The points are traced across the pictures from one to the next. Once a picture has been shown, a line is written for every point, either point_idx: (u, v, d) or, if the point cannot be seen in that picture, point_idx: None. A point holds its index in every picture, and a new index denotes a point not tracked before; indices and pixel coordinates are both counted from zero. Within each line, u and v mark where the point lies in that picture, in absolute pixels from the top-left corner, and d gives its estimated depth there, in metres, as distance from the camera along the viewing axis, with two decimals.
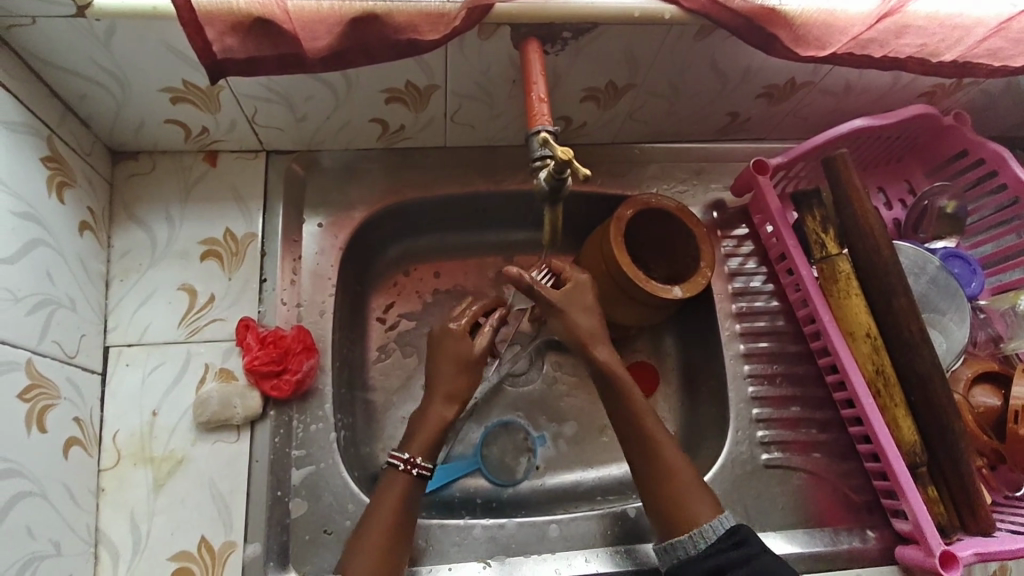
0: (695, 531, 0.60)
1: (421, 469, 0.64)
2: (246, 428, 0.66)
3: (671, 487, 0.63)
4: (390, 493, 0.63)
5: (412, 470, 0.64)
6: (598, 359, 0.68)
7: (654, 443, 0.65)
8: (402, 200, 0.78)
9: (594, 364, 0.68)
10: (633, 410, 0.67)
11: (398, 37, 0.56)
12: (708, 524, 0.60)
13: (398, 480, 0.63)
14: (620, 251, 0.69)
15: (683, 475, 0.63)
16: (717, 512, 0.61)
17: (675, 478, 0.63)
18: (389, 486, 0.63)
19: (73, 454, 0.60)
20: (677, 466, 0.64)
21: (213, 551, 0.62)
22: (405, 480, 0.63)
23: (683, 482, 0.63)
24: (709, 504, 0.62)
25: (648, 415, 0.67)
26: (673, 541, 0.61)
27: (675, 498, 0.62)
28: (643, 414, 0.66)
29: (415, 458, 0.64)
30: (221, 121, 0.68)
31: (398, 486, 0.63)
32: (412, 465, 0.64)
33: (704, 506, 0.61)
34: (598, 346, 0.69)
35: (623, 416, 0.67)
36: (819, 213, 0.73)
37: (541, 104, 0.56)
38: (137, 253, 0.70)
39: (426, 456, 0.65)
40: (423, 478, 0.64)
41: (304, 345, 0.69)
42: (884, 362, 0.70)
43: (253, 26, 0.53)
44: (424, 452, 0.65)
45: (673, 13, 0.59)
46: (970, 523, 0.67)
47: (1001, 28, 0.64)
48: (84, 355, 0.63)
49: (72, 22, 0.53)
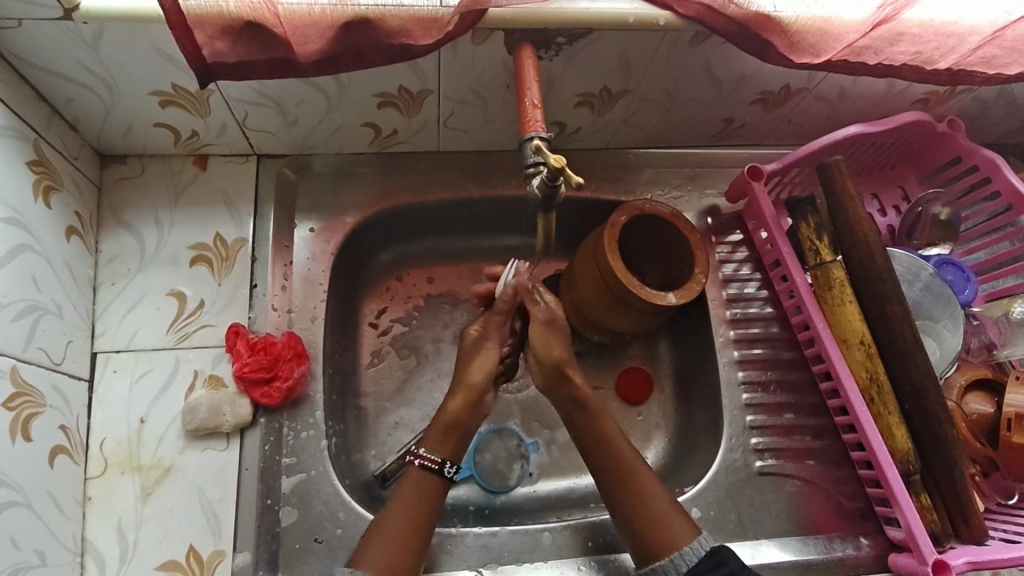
0: (675, 555, 0.60)
1: (424, 460, 0.65)
2: (235, 436, 0.66)
3: (647, 512, 0.63)
4: (400, 500, 0.63)
5: (416, 461, 0.65)
6: (574, 385, 0.68)
7: (624, 467, 0.65)
8: (394, 205, 0.77)
9: (569, 386, 0.68)
10: (605, 426, 0.68)
11: (390, 42, 0.56)
12: (688, 546, 0.61)
13: (409, 487, 0.64)
14: (614, 257, 0.68)
15: (658, 497, 0.64)
16: (696, 533, 0.62)
17: (647, 502, 0.63)
18: (400, 498, 0.63)
19: (59, 462, 0.59)
20: (652, 489, 0.64)
21: (201, 560, 0.61)
22: (413, 471, 0.65)
23: (659, 508, 0.63)
24: (687, 526, 0.62)
25: (616, 437, 0.67)
26: (653, 565, 0.61)
27: (652, 521, 0.62)
28: (616, 443, 0.67)
29: (418, 450, 0.66)
30: (212, 125, 0.68)
31: (409, 493, 0.63)
32: (416, 456, 0.65)
33: (683, 529, 0.62)
34: (572, 371, 0.68)
35: (591, 441, 0.67)
36: (814, 220, 0.73)
37: (535, 110, 0.55)
38: (125, 258, 0.69)
39: (431, 448, 0.66)
40: (431, 471, 0.65)
41: (294, 352, 0.68)
42: (877, 369, 0.70)
43: (243, 31, 0.53)
44: (430, 444, 0.66)
45: (667, 18, 0.59)
46: (963, 531, 0.66)
47: (996, 36, 0.63)
48: (71, 362, 0.62)
49: (60, 25, 0.52)
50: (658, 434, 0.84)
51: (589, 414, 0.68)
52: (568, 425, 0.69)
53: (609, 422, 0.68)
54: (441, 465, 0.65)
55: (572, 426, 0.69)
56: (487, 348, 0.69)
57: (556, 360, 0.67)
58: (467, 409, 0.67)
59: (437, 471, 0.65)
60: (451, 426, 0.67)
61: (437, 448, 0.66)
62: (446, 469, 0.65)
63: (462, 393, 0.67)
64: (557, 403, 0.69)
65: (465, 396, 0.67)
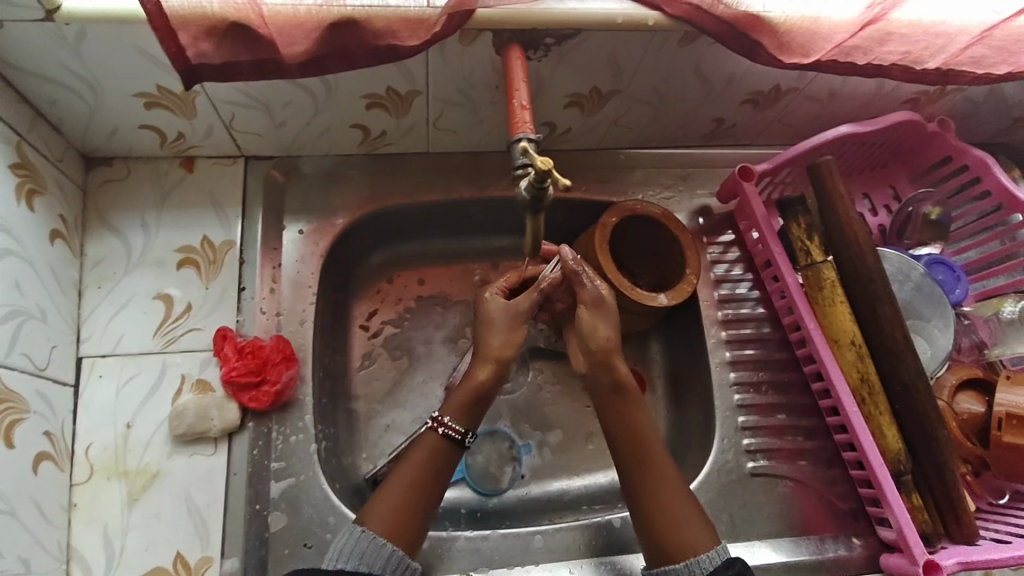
0: (691, 560, 0.58)
1: (448, 429, 0.63)
2: (223, 440, 0.65)
3: (663, 513, 0.61)
4: (395, 487, 0.60)
5: (438, 428, 0.64)
6: (617, 373, 0.66)
7: (648, 461, 0.64)
8: (384, 207, 0.77)
9: (614, 375, 0.66)
10: (632, 424, 0.66)
11: (377, 42, 0.55)
12: (705, 553, 0.58)
13: (406, 475, 0.61)
14: (603, 258, 0.69)
15: (677, 500, 0.62)
16: (715, 543, 0.60)
17: (664, 503, 0.62)
18: (406, 463, 0.62)
19: (43, 469, 0.58)
20: (674, 492, 0.62)
21: (189, 566, 0.61)
22: (433, 439, 0.63)
23: (677, 508, 0.61)
24: (706, 535, 0.60)
25: (649, 435, 0.66)
26: (666, 567, 0.59)
27: (669, 525, 0.60)
28: (643, 439, 0.65)
29: (444, 418, 0.64)
30: (198, 127, 0.67)
31: (405, 480, 0.61)
32: (439, 424, 0.63)
33: (700, 537, 0.60)
34: (618, 359, 0.66)
35: (618, 435, 0.66)
36: (805, 221, 0.74)
37: (523, 111, 0.55)
38: (111, 261, 0.68)
39: (454, 417, 0.64)
40: (450, 440, 0.63)
41: (283, 355, 0.67)
42: (868, 369, 0.70)
43: (228, 32, 0.52)
44: (455, 413, 0.64)
45: (656, 19, 0.59)
46: (955, 531, 0.66)
47: (984, 36, 0.63)
48: (56, 367, 0.62)
49: (41, 26, 0.51)
50: None
51: (620, 411, 0.66)
52: (604, 419, 0.67)
53: (642, 416, 0.66)
54: (462, 437, 0.64)
55: (602, 419, 0.67)
56: (514, 327, 0.66)
57: (605, 349, 0.66)
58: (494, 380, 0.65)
59: (458, 442, 0.64)
60: (474, 398, 0.65)
61: (460, 417, 0.64)
62: (466, 441, 0.64)
63: (489, 365, 0.65)
64: (592, 390, 0.68)
65: (492, 369, 0.65)
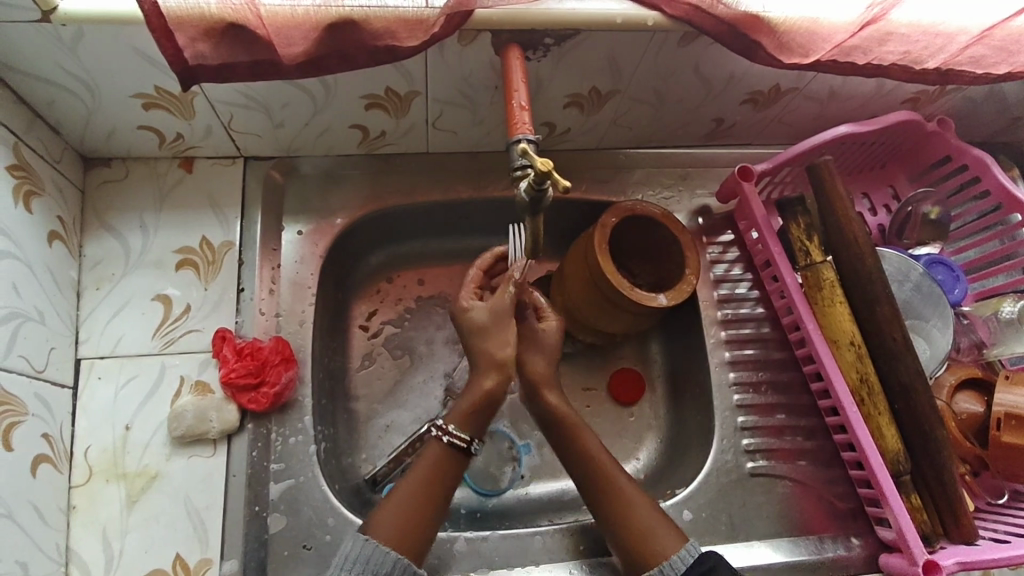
0: (663, 564, 0.58)
1: (452, 437, 0.63)
2: (222, 442, 0.65)
3: (632, 525, 0.61)
4: (400, 498, 0.60)
5: (442, 437, 0.63)
6: (547, 404, 0.67)
7: (604, 474, 0.64)
8: (383, 207, 0.77)
9: (544, 407, 0.67)
10: (588, 440, 0.66)
11: (377, 43, 0.55)
12: (675, 555, 0.58)
13: (411, 488, 0.61)
14: (604, 259, 0.67)
15: (642, 509, 0.62)
16: (682, 542, 0.60)
17: (631, 512, 0.62)
18: (411, 475, 0.62)
19: (42, 471, 0.58)
20: (638, 501, 0.63)
21: (188, 568, 0.61)
22: (438, 448, 0.63)
23: (645, 517, 0.61)
24: (675, 536, 0.60)
25: (598, 450, 0.66)
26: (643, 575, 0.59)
27: (638, 533, 0.61)
28: (597, 458, 0.65)
29: (448, 426, 0.63)
30: (196, 128, 0.67)
31: (411, 495, 0.60)
32: (443, 432, 0.63)
33: (670, 539, 0.60)
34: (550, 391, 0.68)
35: (574, 455, 0.66)
36: (804, 220, 0.73)
37: (522, 112, 0.55)
38: (109, 262, 0.68)
39: (459, 425, 0.64)
40: (455, 448, 0.63)
41: (282, 357, 0.67)
42: (868, 370, 0.69)
43: (226, 32, 0.52)
44: (459, 420, 0.64)
45: (656, 19, 0.59)
46: (953, 531, 0.66)
47: (984, 36, 0.63)
48: (54, 369, 0.61)
49: (38, 27, 0.51)
50: (650, 435, 0.84)
51: (568, 433, 0.67)
52: (553, 443, 0.68)
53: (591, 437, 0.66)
54: (468, 444, 0.63)
55: (556, 444, 0.68)
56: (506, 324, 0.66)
57: (538, 378, 0.67)
58: (502, 385, 0.65)
59: (464, 449, 0.63)
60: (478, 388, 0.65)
61: (460, 416, 0.64)
62: (472, 447, 0.64)
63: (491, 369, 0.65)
64: (537, 419, 0.69)
65: (499, 375, 0.65)
